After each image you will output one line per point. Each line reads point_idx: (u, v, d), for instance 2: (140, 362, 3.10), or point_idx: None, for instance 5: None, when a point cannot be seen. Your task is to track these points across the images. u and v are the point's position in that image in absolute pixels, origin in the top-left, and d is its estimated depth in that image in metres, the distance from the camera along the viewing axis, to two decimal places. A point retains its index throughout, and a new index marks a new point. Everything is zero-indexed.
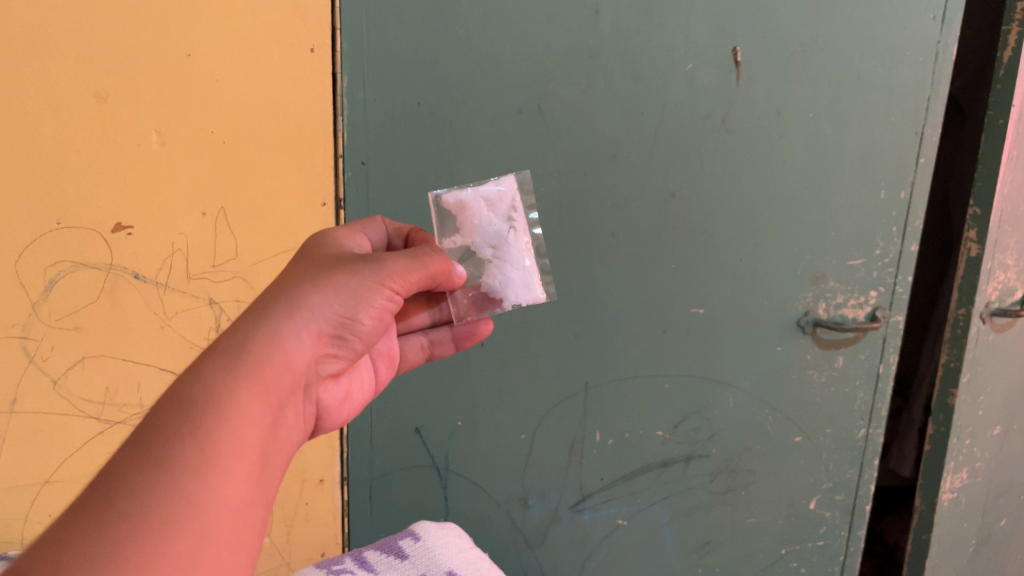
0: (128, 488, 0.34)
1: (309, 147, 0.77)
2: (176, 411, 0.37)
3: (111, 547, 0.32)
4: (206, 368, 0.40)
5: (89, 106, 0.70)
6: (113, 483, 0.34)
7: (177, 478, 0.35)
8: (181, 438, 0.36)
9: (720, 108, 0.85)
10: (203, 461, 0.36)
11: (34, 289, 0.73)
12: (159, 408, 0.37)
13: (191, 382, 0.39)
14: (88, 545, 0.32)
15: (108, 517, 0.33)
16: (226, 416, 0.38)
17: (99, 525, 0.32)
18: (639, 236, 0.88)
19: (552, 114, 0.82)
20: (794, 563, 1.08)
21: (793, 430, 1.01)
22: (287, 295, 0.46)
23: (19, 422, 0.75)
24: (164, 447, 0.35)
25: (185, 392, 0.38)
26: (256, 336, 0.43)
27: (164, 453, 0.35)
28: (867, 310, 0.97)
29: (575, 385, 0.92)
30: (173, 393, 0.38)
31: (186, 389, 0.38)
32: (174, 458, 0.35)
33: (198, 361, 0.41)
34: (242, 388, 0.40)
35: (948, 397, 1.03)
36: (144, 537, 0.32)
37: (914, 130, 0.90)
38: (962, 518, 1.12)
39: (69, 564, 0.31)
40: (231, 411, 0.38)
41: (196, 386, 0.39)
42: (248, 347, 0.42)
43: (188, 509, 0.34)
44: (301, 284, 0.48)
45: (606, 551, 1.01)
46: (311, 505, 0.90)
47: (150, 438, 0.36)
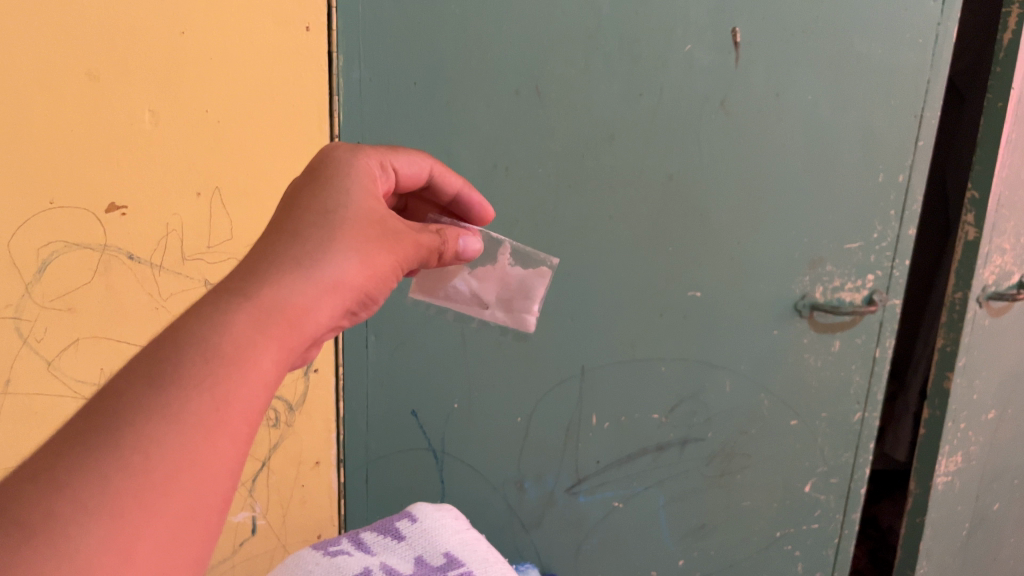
0: (137, 433, 0.29)
1: (303, 126, 0.77)
2: (199, 357, 0.32)
3: (109, 503, 0.27)
4: (230, 313, 0.35)
5: (80, 84, 0.67)
6: (118, 424, 0.29)
7: (190, 434, 0.30)
8: (197, 390, 0.31)
9: (719, 89, 0.85)
10: (218, 421, 0.31)
11: (27, 268, 0.69)
12: (175, 348, 0.32)
13: (219, 328, 0.34)
14: (85, 493, 0.27)
15: (110, 463, 0.28)
16: (247, 376, 0.33)
17: (100, 471, 0.28)
18: (636, 219, 0.88)
19: (549, 95, 0.81)
20: (789, 546, 1.08)
21: (789, 414, 1.01)
22: (316, 242, 0.41)
23: (13, 404, 0.72)
24: (181, 396, 0.31)
25: (206, 337, 0.33)
26: (285, 286, 0.38)
27: (180, 403, 0.30)
28: (864, 294, 0.96)
29: (571, 368, 0.92)
30: (192, 333, 0.33)
31: (211, 334, 0.33)
32: (190, 411, 0.30)
33: (219, 304, 0.35)
34: (268, 348, 0.35)
35: (944, 381, 1.04)
36: (148, 494, 0.28)
37: (912, 113, 0.90)
38: (956, 502, 1.13)
39: (62, 513, 0.26)
40: (256, 369, 0.34)
41: (219, 335, 0.33)
42: (283, 300, 0.37)
43: (197, 472, 0.30)
44: (335, 233, 0.42)
45: (602, 534, 1.01)
46: (306, 488, 0.88)
47: (164, 380, 0.31)
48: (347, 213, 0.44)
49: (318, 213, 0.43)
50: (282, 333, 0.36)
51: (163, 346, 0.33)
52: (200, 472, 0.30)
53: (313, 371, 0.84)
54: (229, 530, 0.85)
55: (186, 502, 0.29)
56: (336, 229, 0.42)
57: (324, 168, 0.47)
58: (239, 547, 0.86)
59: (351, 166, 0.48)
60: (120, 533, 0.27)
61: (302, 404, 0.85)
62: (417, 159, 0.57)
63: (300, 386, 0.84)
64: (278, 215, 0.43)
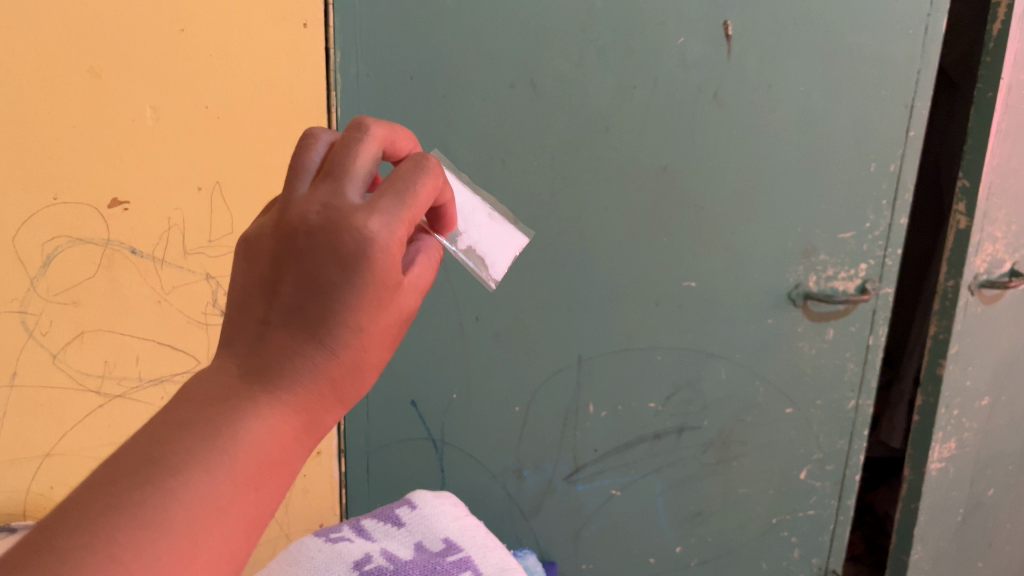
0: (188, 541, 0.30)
1: (303, 120, 0.78)
2: (249, 477, 0.33)
3: None
4: (271, 421, 0.35)
5: (82, 81, 0.68)
6: (169, 531, 0.30)
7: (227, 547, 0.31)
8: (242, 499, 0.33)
9: (712, 81, 0.86)
10: (247, 535, 0.33)
11: (32, 262, 0.71)
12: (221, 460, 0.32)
13: (265, 446, 0.34)
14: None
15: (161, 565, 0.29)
16: (275, 487, 0.35)
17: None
18: (631, 210, 0.89)
19: (544, 89, 0.83)
20: (785, 533, 1.10)
21: (784, 401, 1.02)
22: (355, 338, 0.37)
23: (20, 395, 0.74)
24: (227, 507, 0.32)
25: (248, 448, 0.33)
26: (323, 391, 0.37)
27: (224, 508, 0.32)
28: (857, 283, 0.98)
29: (568, 358, 0.94)
30: (237, 437, 0.33)
31: (258, 448, 0.34)
32: (232, 526, 0.32)
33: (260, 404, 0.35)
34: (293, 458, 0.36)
35: (937, 367, 1.05)
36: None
37: (904, 104, 0.91)
38: (950, 487, 1.14)
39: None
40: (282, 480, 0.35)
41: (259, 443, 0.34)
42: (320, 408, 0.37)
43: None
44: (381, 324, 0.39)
45: (600, 522, 1.03)
46: (308, 477, 0.90)
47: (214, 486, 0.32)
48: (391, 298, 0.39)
49: (358, 300, 0.37)
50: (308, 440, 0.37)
51: (211, 442, 0.33)
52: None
53: None
54: None
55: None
56: (378, 325, 0.38)
57: (355, 232, 0.37)
58: None
59: (384, 228, 0.38)
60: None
61: None
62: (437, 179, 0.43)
63: None
64: (306, 271, 0.37)
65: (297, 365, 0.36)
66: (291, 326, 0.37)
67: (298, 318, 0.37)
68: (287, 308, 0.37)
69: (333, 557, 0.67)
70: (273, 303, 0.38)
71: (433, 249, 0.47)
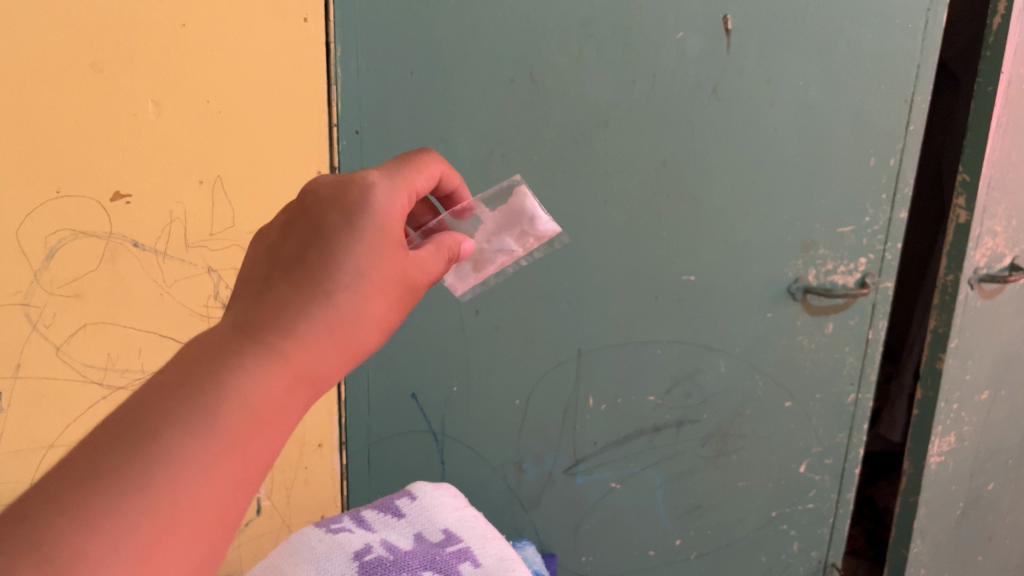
0: (174, 480, 0.30)
1: (303, 114, 0.78)
2: (240, 418, 0.33)
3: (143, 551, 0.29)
4: (267, 365, 0.35)
5: (85, 76, 0.69)
6: (152, 468, 0.30)
7: (219, 482, 0.32)
8: (234, 443, 0.33)
9: (711, 76, 0.86)
10: (240, 482, 0.33)
11: (35, 255, 0.71)
12: (211, 397, 0.33)
13: (257, 387, 0.34)
14: (126, 531, 0.29)
15: (145, 508, 0.30)
16: (273, 433, 0.35)
17: (135, 516, 0.29)
18: (631, 204, 0.89)
19: (544, 83, 0.83)
20: (785, 526, 1.10)
21: (783, 395, 1.03)
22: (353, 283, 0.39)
23: (23, 387, 0.74)
24: (219, 450, 0.32)
25: (243, 388, 0.34)
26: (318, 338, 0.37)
27: (214, 449, 0.32)
28: (856, 277, 0.98)
29: (568, 351, 0.94)
30: (230, 380, 0.34)
31: (248, 390, 0.34)
32: (225, 466, 0.32)
33: (255, 349, 0.36)
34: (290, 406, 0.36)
35: (936, 361, 1.05)
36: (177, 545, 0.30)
37: (903, 98, 0.91)
38: (950, 481, 1.14)
39: (98, 550, 0.28)
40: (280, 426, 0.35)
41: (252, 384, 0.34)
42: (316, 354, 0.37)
43: (219, 521, 0.32)
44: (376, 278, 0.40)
45: (600, 514, 1.04)
46: (310, 470, 0.90)
47: (203, 428, 0.32)
48: (392, 250, 0.41)
49: (356, 247, 0.40)
50: (308, 390, 0.37)
51: (202, 385, 0.33)
52: (218, 524, 0.32)
53: None
54: None
55: (201, 553, 0.31)
56: (376, 273, 0.40)
57: (358, 191, 0.42)
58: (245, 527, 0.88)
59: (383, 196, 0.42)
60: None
61: None
62: (429, 171, 0.49)
63: None
64: (312, 226, 0.41)
65: (295, 311, 0.37)
66: (292, 276, 0.39)
67: (298, 270, 0.39)
68: (286, 267, 0.39)
69: (334, 547, 0.68)
70: (277, 260, 0.40)
71: (448, 243, 0.49)
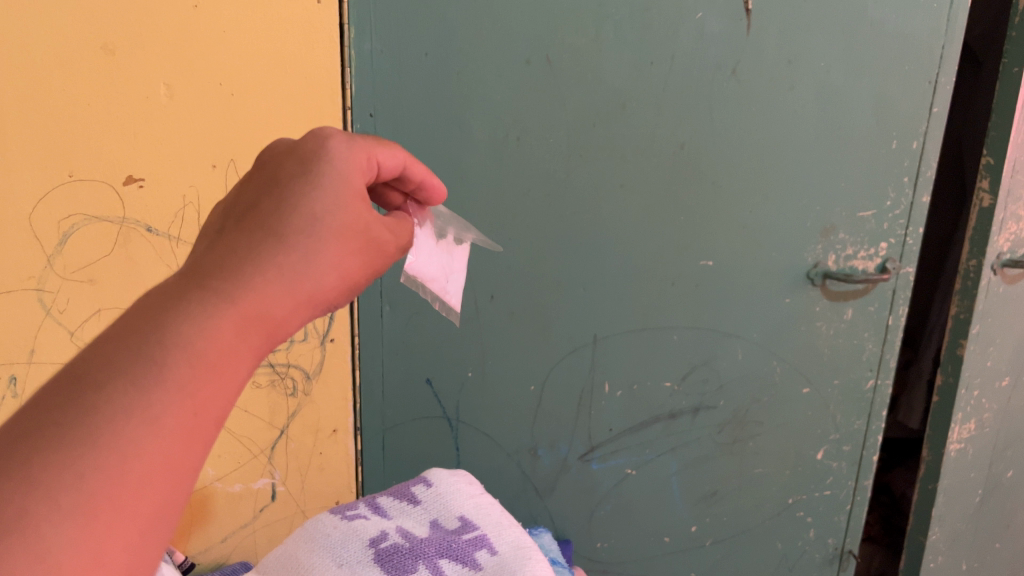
0: (114, 434, 0.27)
1: (319, 98, 0.77)
2: (187, 364, 0.30)
3: (80, 511, 0.26)
4: (215, 309, 0.32)
5: (97, 58, 0.68)
6: (90, 420, 0.27)
7: (165, 433, 0.28)
8: (181, 393, 0.29)
9: (730, 57, 0.85)
10: (193, 436, 0.29)
11: (48, 240, 0.70)
12: (157, 342, 0.30)
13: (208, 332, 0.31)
14: (56, 494, 0.25)
15: (85, 466, 0.26)
16: (227, 385, 0.31)
17: (68, 473, 0.26)
18: (648, 188, 0.88)
19: (560, 65, 0.81)
20: (801, 513, 1.09)
21: (801, 381, 1.02)
22: (306, 231, 0.36)
23: (38, 372, 0.73)
24: (164, 400, 0.28)
25: (191, 334, 0.30)
26: (274, 284, 0.34)
27: (158, 400, 0.28)
28: (877, 262, 0.97)
29: (583, 337, 0.93)
30: (176, 326, 0.30)
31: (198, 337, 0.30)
32: (172, 419, 0.28)
33: (202, 292, 0.32)
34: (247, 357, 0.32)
35: (957, 348, 1.04)
36: (123, 503, 0.27)
37: (926, 80, 0.89)
38: (969, 468, 1.13)
39: (35, 512, 0.25)
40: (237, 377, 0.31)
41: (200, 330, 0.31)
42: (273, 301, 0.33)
43: (170, 478, 0.28)
44: (331, 226, 0.37)
45: (615, 501, 1.03)
46: (325, 455, 0.90)
47: (147, 379, 0.28)
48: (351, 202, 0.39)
49: (310, 196, 0.37)
50: (262, 340, 0.33)
51: (145, 333, 0.30)
52: (166, 486, 0.28)
53: (329, 340, 0.85)
54: (248, 495, 0.87)
55: (146, 515, 0.27)
56: (334, 215, 0.37)
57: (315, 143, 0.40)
58: (259, 513, 0.88)
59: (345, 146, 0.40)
60: (90, 539, 0.26)
61: (319, 372, 0.86)
62: (401, 151, 0.45)
63: (317, 354, 0.85)
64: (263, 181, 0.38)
65: (246, 257, 0.34)
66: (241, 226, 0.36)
67: (252, 218, 0.36)
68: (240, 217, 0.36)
69: (349, 534, 0.68)
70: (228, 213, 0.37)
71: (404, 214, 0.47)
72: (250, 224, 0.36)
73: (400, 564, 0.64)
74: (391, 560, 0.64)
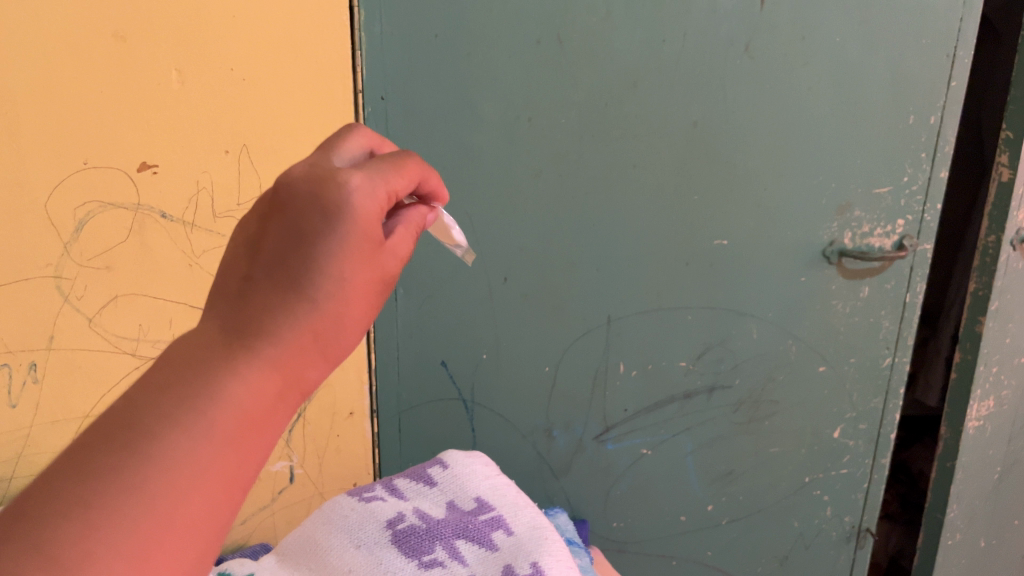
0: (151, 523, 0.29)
1: (328, 80, 0.77)
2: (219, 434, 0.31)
3: None
4: (251, 373, 0.33)
5: (109, 46, 0.68)
6: (132, 504, 0.29)
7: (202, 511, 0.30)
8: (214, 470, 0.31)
9: (744, 34, 0.84)
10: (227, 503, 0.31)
11: (65, 227, 0.70)
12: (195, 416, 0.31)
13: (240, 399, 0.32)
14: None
15: (121, 558, 0.28)
16: (260, 445, 0.33)
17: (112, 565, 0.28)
18: (661, 167, 0.88)
19: (571, 44, 0.81)
20: (818, 492, 1.09)
21: (816, 359, 1.01)
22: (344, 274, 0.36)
23: (57, 359, 0.73)
24: (199, 481, 0.30)
25: (230, 400, 0.32)
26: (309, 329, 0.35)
27: (193, 482, 0.30)
28: (893, 239, 0.96)
29: (597, 318, 0.93)
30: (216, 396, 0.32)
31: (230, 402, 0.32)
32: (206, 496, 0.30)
33: (214, 381, 0.32)
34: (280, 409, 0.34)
35: (976, 325, 1.03)
36: None
37: (944, 54, 0.88)
38: (987, 446, 1.13)
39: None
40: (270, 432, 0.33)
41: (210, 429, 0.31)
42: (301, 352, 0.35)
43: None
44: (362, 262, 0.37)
45: (630, 481, 1.03)
46: (342, 437, 0.89)
47: (182, 461, 0.30)
48: (369, 249, 0.37)
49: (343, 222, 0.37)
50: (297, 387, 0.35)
51: (183, 407, 0.31)
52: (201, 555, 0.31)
53: None
54: (266, 479, 0.86)
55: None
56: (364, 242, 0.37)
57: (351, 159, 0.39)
58: (278, 496, 0.88)
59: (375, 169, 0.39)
60: None
61: None
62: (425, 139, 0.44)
63: None
64: (288, 225, 0.37)
65: (281, 310, 0.35)
66: (270, 284, 0.35)
67: (284, 253, 0.36)
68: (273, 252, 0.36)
69: (367, 515, 0.68)
70: (256, 259, 0.36)
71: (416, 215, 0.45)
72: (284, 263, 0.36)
73: (416, 546, 0.65)
74: (408, 541, 0.65)
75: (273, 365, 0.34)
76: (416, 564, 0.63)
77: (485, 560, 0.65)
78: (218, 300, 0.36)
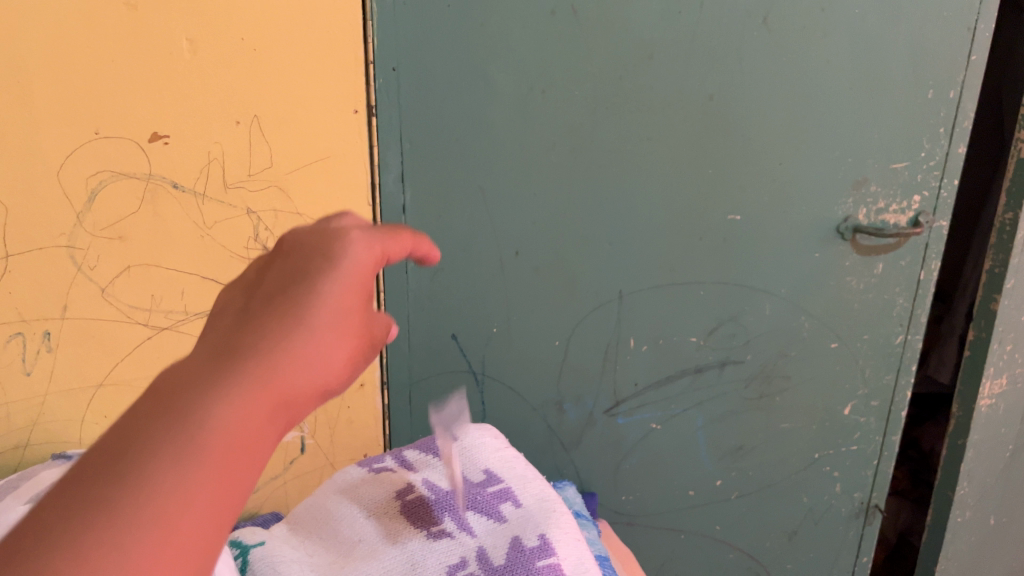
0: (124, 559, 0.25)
1: (340, 51, 0.76)
2: (202, 459, 0.28)
3: None
4: (237, 394, 0.30)
5: (120, 15, 0.68)
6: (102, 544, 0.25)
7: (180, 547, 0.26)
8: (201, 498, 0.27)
9: (762, 6, 0.82)
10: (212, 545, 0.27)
11: (77, 197, 0.71)
12: (177, 437, 0.28)
13: (222, 421, 0.29)
14: None
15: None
16: (248, 482, 0.29)
17: None
18: (676, 141, 0.87)
19: (585, 16, 0.80)
20: (828, 467, 1.09)
21: (829, 336, 1.01)
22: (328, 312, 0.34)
23: (71, 328, 0.74)
24: (181, 506, 0.26)
25: (213, 420, 0.29)
26: (297, 359, 0.32)
27: (173, 509, 0.26)
28: (908, 216, 0.94)
29: (609, 293, 0.93)
30: (197, 418, 0.29)
31: (214, 422, 0.29)
32: (189, 527, 0.26)
33: (226, 372, 0.30)
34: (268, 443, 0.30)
35: (991, 303, 1.02)
36: None
37: (965, 27, 0.86)
38: (1000, 424, 1.12)
39: None
40: (256, 467, 0.30)
41: (226, 413, 0.29)
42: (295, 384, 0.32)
43: None
44: (344, 306, 0.35)
45: (640, 455, 1.03)
46: (353, 409, 0.90)
47: (161, 487, 0.27)
48: (354, 289, 0.35)
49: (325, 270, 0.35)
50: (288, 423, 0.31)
51: (165, 426, 0.28)
52: None
53: None
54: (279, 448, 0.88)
55: None
56: (346, 278, 0.35)
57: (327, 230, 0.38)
58: (290, 465, 0.90)
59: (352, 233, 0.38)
60: None
61: None
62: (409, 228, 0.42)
63: None
64: (281, 274, 0.36)
65: (263, 343, 0.32)
66: (254, 320, 0.33)
67: (266, 301, 0.34)
68: (254, 304, 0.34)
69: (378, 487, 0.70)
70: (251, 293, 0.36)
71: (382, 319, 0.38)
72: (266, 305, 0.34)
73: (426, 517, 0.66)
74: (415, 512, 0.67)
75: (261, 392, 0.30)
76: (425, 535, 0.64)
77: (494, 531, 0.65)
78: (210, 331, 0.34)
